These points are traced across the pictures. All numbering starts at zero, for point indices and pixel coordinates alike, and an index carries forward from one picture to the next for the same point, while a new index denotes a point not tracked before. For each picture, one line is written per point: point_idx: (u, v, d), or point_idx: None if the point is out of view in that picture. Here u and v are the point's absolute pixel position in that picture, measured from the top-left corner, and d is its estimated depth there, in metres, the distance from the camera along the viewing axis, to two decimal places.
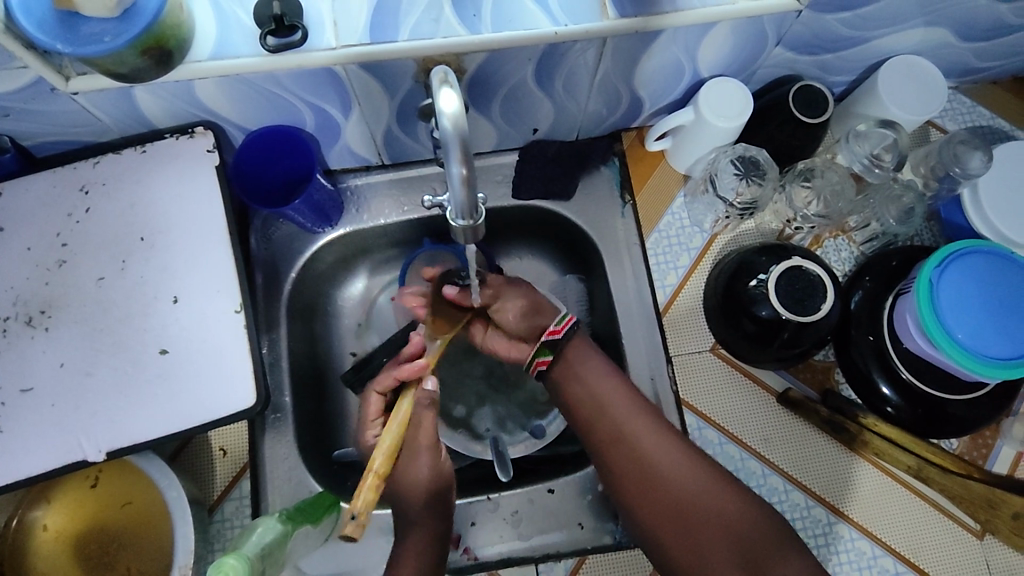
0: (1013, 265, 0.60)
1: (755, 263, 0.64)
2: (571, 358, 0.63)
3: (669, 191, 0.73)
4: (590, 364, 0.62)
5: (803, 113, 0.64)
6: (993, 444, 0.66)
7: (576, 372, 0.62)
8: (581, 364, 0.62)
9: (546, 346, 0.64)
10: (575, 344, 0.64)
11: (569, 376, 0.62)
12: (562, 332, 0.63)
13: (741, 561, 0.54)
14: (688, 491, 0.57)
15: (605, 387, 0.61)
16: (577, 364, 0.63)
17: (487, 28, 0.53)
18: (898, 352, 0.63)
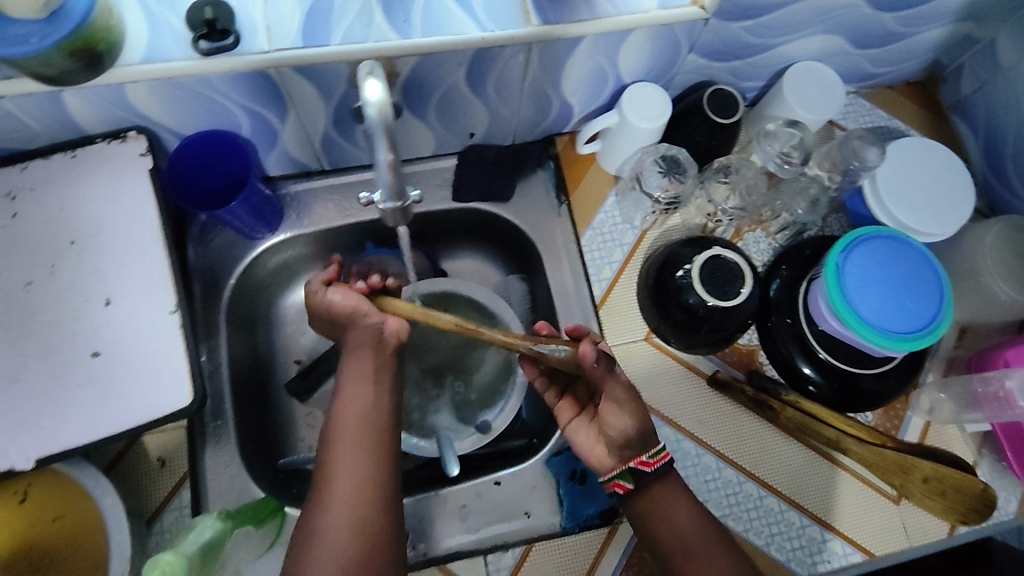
0: (909, 248, 0.66)
1: (680, 254, 0.68)
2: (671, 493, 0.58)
3: (600, 191, 0.77)
4: (682, 499, 0.58)
5: (717, 115, 0.69)
6: (904, 415, 0.71)
7: (669, 510, 0.57)
8: (670, 500, 0.58)
9: (630, 472, 0.58)
10: (665, 484, 0.58)
11: (662, 514, 0.57)
12: (653, 467, 0.58)
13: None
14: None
15: (699, 534, 0.57)
16: (666, 500, 0.58)
17: (417, 33, 0.56)
18: (814, 333, 0.67)
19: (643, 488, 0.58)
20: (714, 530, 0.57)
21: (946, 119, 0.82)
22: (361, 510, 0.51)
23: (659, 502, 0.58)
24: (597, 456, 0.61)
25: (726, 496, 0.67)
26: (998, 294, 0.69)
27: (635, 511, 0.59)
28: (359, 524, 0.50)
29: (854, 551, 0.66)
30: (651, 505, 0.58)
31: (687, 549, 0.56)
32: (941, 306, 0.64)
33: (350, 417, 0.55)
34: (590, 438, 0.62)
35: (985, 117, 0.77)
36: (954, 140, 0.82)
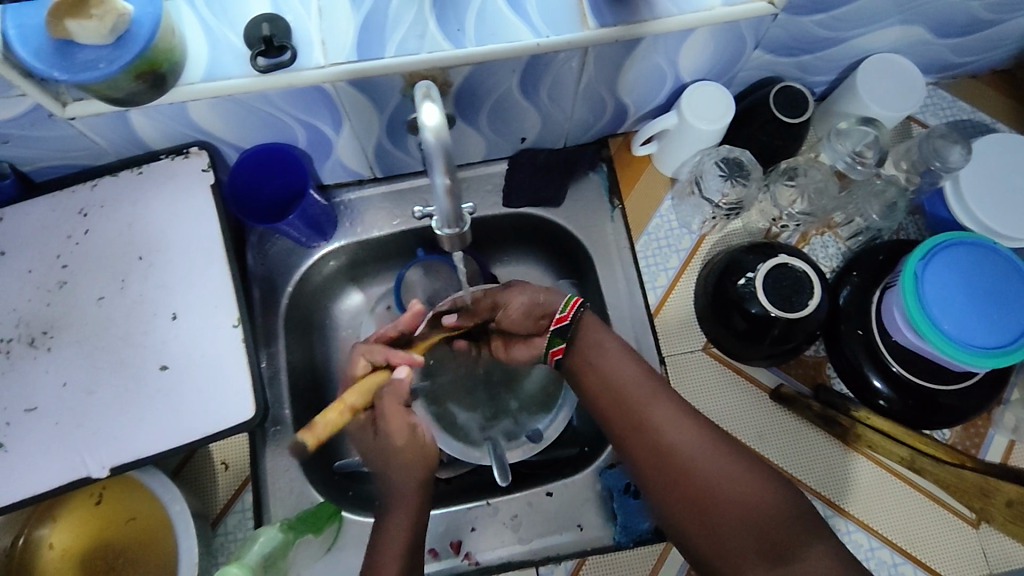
0: (994, 255, 0.62)
1: (743, 261, 0.65)
2: (593, 341, 0.61)
3: (657, 195, 0.74)
4: (615, 344, 0.61)
5: (786, 114, 0.65)
6: (985, 433, 0.66)
7: (602, 354, 0.61)
8: (598, 344, 0.61)
9: (557, 335, 0.63)
10: (591, 329, 0.62)
11: (600, 353, 0.61)
12: (568, 319, 0.62)
13: (763, 546, 0.50)
14: (720, 468, 0.54)
15: (641, 374, 0.59)
16: (600, 342, 0.61)
17: (471, 43, 0.55)
18: (888, 346, 0.63)
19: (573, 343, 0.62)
20: (654, 376, 0.59)
21: None
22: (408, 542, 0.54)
23: (593, 343, 0.61)
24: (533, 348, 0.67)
25: None
26: None
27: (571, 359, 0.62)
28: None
29: None
30: (589, 349, 0.61)
31: (628, 385, 0.59)
32: None
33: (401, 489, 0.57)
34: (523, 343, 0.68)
35: None
36: None
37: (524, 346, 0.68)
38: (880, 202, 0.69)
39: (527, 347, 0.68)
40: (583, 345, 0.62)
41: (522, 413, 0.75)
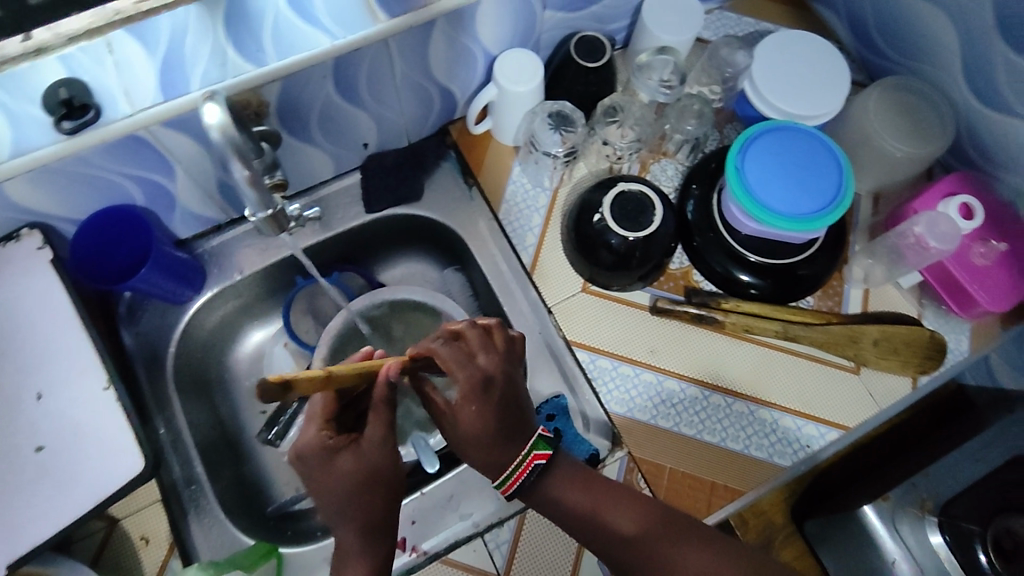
0: (799, 131, 0.69)
1: (592, 200, 0.70)
2: (555, 487, 0.55)
3: (505, 162, 0.77)
4: (574, 483, 0.56)
5: (585, 59, 0.71)
6: (842, 290, 0.73)
7: (567, 497, 0.55)
8: (562, 488, 0.55)
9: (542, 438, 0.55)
10: (553, 474, 0.56)
11: (564, 505, 0.55)
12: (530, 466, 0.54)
13: None
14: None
15: (616, 504, 0.55)
16: (557, 486, 0.55)
17: (273, 59, 0.57)
18: (737, 239, 0.70)
19: (537, 481, 0.55)
20: (637, 505, 0.55)
21: (809, 10, 0.86)
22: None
23: (550, 489, 0.55)
24: (485, 465, 0.54)
25: (698, 412, 0.68)
26: (894, 152, 0.72)
27: (538, 507, 0.56)
28: None
29: (830, 430, 0.68)
30: (548, 498, 0.55)
31: (604, 523, 0.54)
32: (842, 177, 0.67)
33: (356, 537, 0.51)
34: (476, 461, 0.54)
35: None
36: (822, 27, 0.85)
37: (474, 459, 0.54)
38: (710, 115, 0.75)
39: (477, 461, 0.54)
40: (542, 496, 0.55)
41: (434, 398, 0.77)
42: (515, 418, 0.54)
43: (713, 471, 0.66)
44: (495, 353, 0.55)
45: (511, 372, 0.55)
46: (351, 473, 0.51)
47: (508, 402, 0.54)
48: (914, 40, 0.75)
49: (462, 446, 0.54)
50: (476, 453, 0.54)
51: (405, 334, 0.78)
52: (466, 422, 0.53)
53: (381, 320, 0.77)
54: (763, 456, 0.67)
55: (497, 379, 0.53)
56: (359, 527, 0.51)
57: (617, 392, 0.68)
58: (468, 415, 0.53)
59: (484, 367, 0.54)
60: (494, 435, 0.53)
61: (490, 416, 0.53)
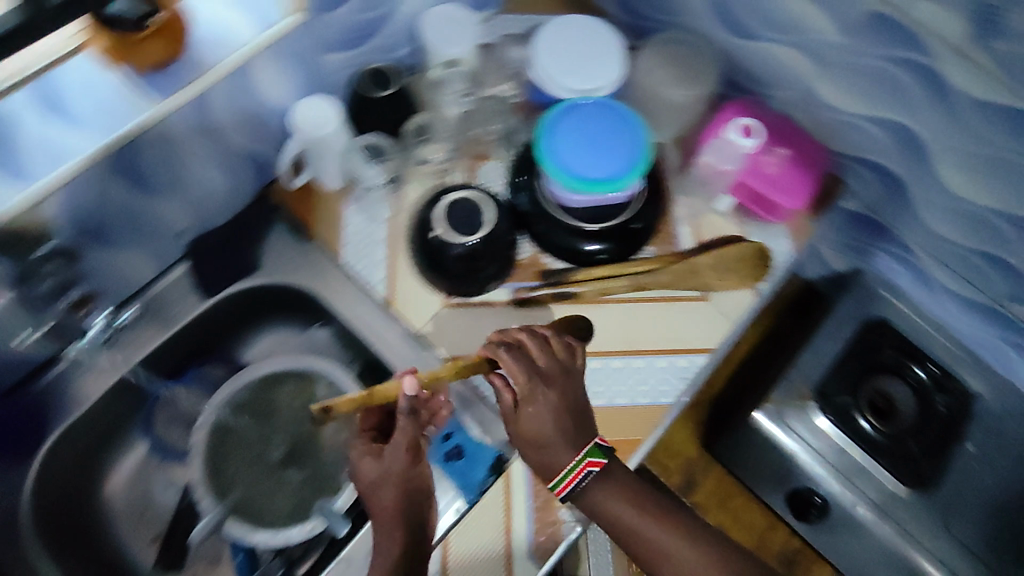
0: (589, 104, 0.74)
1: (423, 219, 0.71)
2: (607, 501, 0.60)
3: (336, 208, 0.77)
4: (623, 497, 0.60)
5: (379, 90, 0.72)
6: (675, 232, 0.80)
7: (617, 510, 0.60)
8: (615, 503, 0.60)
9: (597, 447, 0.61)
10: (604, 485, 0.60)
11: (612, 514, 0.60)
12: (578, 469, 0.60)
13: None
14: None
15: (665, 531, 0.59)
16: (610, 502, 0.60)
17: (43, 171, 0.54)
18: (569, 214, 0.74)
19: (587, 488, 0.60)
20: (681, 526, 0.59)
21: None
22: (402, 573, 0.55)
23: (601, 501, 0.60)
24: (546, 469, 0.60)
25: None
26: (677, 99, 0.82)
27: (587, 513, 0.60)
28: None
29: (698, 356, 0.74)
30: (596, 510, 0.60)
31: (648, 535, 0.59)
32: (639, 132, 0.73)
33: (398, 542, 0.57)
34: (542, 465, 0.61)
35: None
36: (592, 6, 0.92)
37: (539, 462, 0.61)
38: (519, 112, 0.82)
39: (540, 464, 0.61)
40: (594, 504, 0.60)
41: (328, 465, 0.73)
42: (578, 420, 0.61)
43: (613, 430, 0.70)
44: (558, 365, 0.62)
45: (572, 379, 0.63)
46: (382, 475, 0.59)
47: (568, 411, 0.61)
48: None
49: (528, 453, 0.61)
50: (535, 457, 0.61)
51: (286, 411, 0.75)
52: (528, 428, 0.60)
53: (250, 405, 0.74)
54: (651, 400, 0.72)
55: (553, 377, 0.62)
56: (390, 515, 0.58)
57: None
58: (534, 418, 0.60)
59: (545, 369, 0.62)
60: (548, 438, 0.60)
61: (559, 413, 0.60)
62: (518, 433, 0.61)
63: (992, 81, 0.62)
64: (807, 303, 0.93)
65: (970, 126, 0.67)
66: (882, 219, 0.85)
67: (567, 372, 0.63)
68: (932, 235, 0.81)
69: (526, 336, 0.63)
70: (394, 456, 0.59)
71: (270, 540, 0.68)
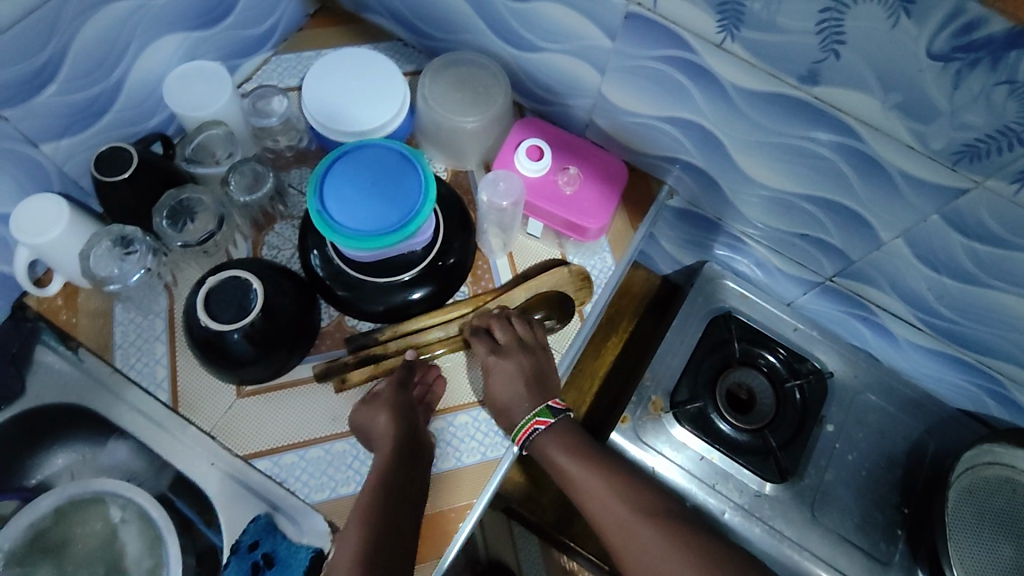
0: (359, 150, 0.68)
1: (190, 311, 0.63)
2: (552, 448, 0.66)
3: (103, 308, 0.69)
4: (567, 448, 0.66)
5: (110, 173, 0.64)
6: (490, 265, 0.75)
7: (556, 458, 0.66)
8: (557, 453, 0.66)
9: (547, 408, 0.67)
10: (556, 432, 0.67)
11: (556, 463, 0.66)
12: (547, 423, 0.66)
13: None
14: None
15: (597, 475, 0.64)
16: (553, 450, 0.66)
17: None
18: (374, 273, 0.68)
19: (549, 426, 0.67)
20: (614, 474, 0.64)
21: (363, 21, 0.86)
22: (370, 504, 0.58)
23: (550, 449, 0.66)
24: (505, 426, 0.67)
25: None
26: (466, 125, 0.74)
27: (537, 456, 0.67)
28: (365, 550, 0.54)
29: None
30: (548, 459, 0.66)
31: (578, 482, 0.64)
32: (417, 168, 0.67)
33: (373, 494, 0.59)
34: (504, 424, 0.67)
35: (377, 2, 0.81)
36: (379, 32, 0.86)
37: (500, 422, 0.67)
38: (303, 164, 0.79)
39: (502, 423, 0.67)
40: (542, 451, 0.67)
41: None
42: (537, 385, 0.68)
43: (438, 499, 0.66)
44: (517, 341, 0.69)
45: (536, 357, 0.69)
46: (385, 406, 0.65)
47: (533, 376, 0.68)
48: (443, 17, 0.77)
49: (496, 414, 0.67)
50: (498, 419, 0.67)
51: (81, 544, 0.63)
52: (495, 384, 0.67)
53: (36, 545, 0.62)
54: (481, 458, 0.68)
55: (519, 336, 0.69)
56: (388, 432, 0.63)
57: (313, 480, 0.65)
58: (498, 377, 0.67)
59: (509, 336, 0.69)
60: (512, 401, 0.66)
61: (516, 376, 0.67)
62: (490, 388, 0.68)
63: (751, 72, 0.59)
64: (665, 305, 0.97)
65: (750, 117, 0.63)
66: (705, 212, 0.81)
67: (525, 347, 0.69)
68: (754, 223, 0.78)
69: (495, 317, 0.71)
70: (405, 388, 0.67)
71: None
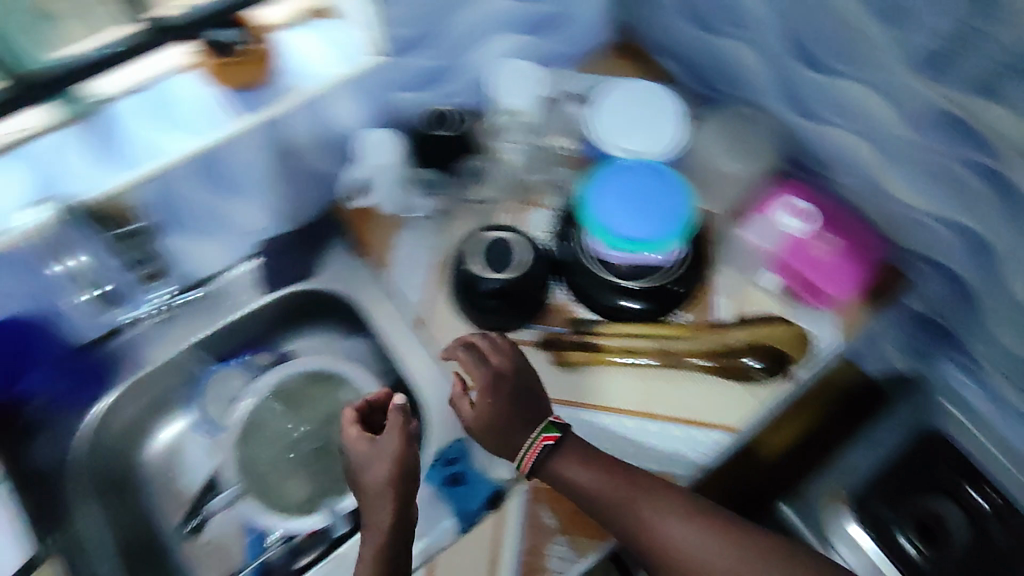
0: (633, 165, 0.77)
1: (463, 255, 0.76)
2: (566, 463, 0.64)
3: (390, 233, 0.81)
4: (585, 462, 0.64)
5: (439, 130, 0.77)
6: (713, 301, 0.78)
7: (569, 473, 0.63)
8: (572, 470, 0.63)
9: (552, 421, 0.66)
10: (571, 445, 0.65)
11: (567, 479, 0.64)
12: (557, 436, 0.65)
13: None
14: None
15: (597, 476, 0.63)
16: (566, 468, 0.64)
17: (145, 163, 0.64)
18: (609, 271, 0.76)
19: (563, 446, 0.65)
20: (631, 478, 0.64)
21: (655, 61, 0.95)
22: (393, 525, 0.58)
23: (558, 467, 0.64)
24: (507, 445, 0.66)
25: (594, 438, 0.72)
26: (733, 171, 0.81)
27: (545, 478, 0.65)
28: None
29: (718, 432, 0.72)
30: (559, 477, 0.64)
31: (598, 496, 0.62)
32: (680, 198, 0.75)
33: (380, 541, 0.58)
34: (495, 447, 0.66)
35: (677, 48, 0.90)
36: (667, 72, 0.95)
37: (495, 444, 0.66)
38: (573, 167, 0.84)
39: (497, 445, 0.66)
40: (553, 471, 0.64)
41: (344, 460, 0.79)
42: (529, 402, 0.67)
43: None
44: (508, 366, 0.69)
45: (525, 372, 0.69)
46: (360, 442, 0.63)
47: (523, 394, 0.67)
48: (737, 74, 0.84)
49: (488, 438, 0.66)
50: (491, 440, 0.66)
51: (318, 407, 0.83)
52: (479, 412, 0.67)
53: (288, 395, 0.83)
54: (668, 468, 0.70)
55: (506, 371, 0.68)
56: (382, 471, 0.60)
57: None
58: (479, 411, 0.67)
59: (498, 366, 0.69)
60: (503, 426, 0.65)
61: (500, 401, 0.66)
62: (484, 410, 0.66)
63: None
64: (863, 410, 0.87)
65: None
66: (949, 324, 0.78)
67: (514, 374, 0.68)
68: (1004, 351, 0.74)
69: (495, 338, 0.71)
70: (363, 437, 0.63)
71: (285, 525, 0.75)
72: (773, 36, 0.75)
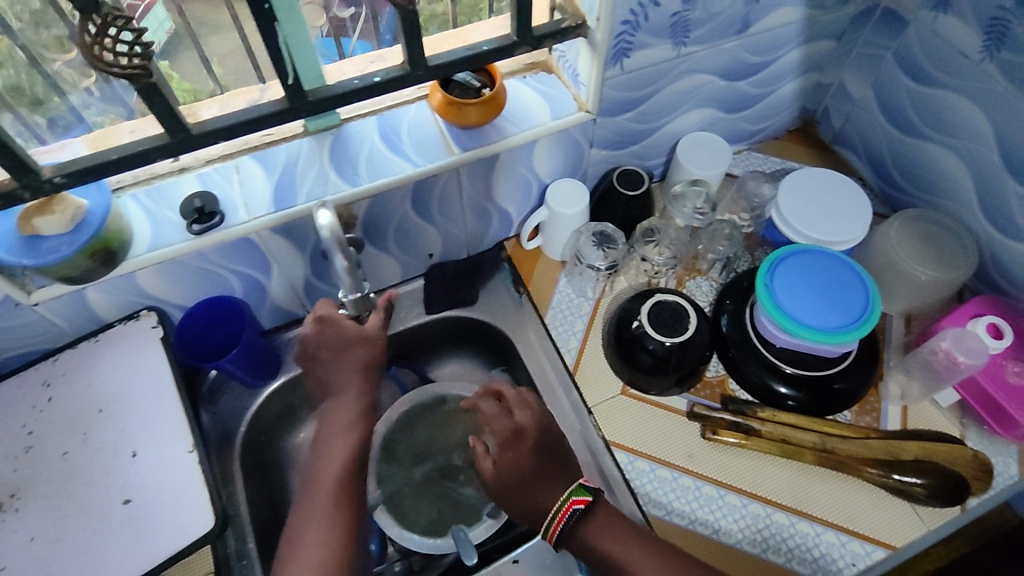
0: (805, 254, 0.74)
1: (630, 310, 0.76)
2: (602, 533, 0.64)
3: (553, 276, 0.87)
4: (618, 534, 0.63)
5: (626, 188, 0.81)
6: (880, 406, 0.76)
7: (603, 542, 0.63)
8: (605, 539, 0.63)
9: (583, 485, 0.66)
10: (606, 512, 0.65)
11: (600, 549, 0.63)
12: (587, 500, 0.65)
13: None
14: None
15: (626, 546, 0.62)
16: (599, 536, 0.63)
17: (364, 179, 0.69)
18: (772, 351, 0.73)
19: (593, 511, 0.65)
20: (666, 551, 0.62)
21: (833, 152, 0.96)
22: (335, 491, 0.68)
23: (590, 536, 0.64)
24: (540, 508, 0.66)
25: (740, 526, 0.69)
26: (919, 276, 0.78)
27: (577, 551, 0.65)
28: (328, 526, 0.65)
29: (878, 549, 0.68)
30: (590, 547, 0.63)
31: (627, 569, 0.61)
32: (867, 294, 0.70)
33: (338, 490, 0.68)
34: (523, 509, 0.67)
35: (862, 142, 0.91)
36: (843, 165, 0.95)
37: (524, 506, 0.67)
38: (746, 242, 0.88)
39: (526, 508, 0.67)
40: (585, 541, 0.64)
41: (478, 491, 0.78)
42: (556, 467, 0.68)
43: None
44: (516, 430, 0.69)
45: (550, 433, 0.69)
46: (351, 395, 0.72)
47: (547, 459, 0.68)
48: (928, 178, 0.83)
49: (511, 494, 0.67)
50: (521, 497, 0.67)
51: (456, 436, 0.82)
52: (499, 471, 0.68)
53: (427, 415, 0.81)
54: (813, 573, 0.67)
55: (526, 431, 0.68)
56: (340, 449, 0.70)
57: (657, 496, 0.71)
58: (507, 466, 0.68)
59: (518, 423, 0.69)
60: (527, 481, 0.67)
61: (525, 458, 0.67)
62: (514, 469, 0.67)
63: None
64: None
65: None
66: None
67: (547, 430, 0.69)
68: None
69: (526, 398, 0.71)
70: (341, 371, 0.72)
71: (412, 544, 0.72)
72: (987, 149, 0.73)
